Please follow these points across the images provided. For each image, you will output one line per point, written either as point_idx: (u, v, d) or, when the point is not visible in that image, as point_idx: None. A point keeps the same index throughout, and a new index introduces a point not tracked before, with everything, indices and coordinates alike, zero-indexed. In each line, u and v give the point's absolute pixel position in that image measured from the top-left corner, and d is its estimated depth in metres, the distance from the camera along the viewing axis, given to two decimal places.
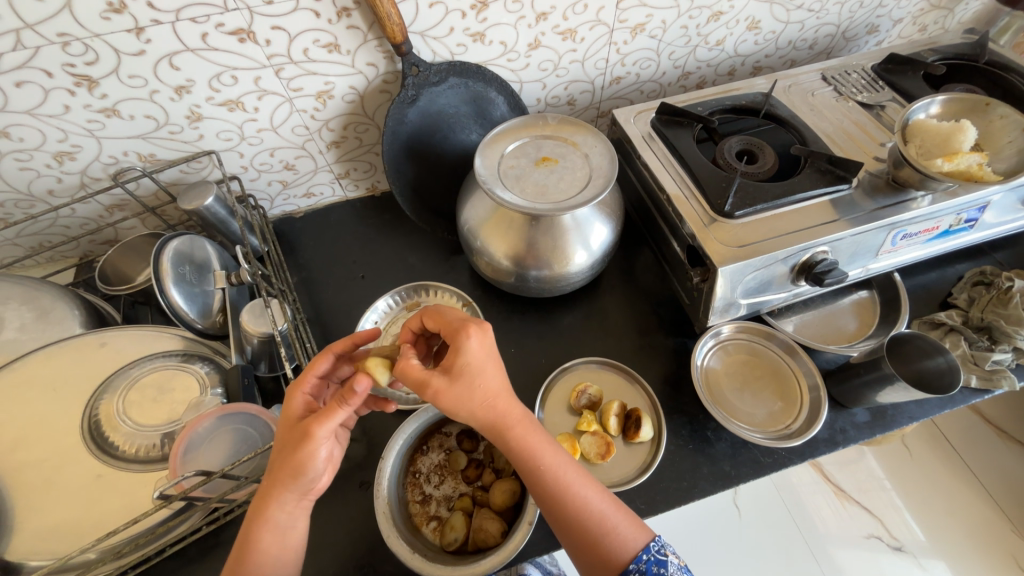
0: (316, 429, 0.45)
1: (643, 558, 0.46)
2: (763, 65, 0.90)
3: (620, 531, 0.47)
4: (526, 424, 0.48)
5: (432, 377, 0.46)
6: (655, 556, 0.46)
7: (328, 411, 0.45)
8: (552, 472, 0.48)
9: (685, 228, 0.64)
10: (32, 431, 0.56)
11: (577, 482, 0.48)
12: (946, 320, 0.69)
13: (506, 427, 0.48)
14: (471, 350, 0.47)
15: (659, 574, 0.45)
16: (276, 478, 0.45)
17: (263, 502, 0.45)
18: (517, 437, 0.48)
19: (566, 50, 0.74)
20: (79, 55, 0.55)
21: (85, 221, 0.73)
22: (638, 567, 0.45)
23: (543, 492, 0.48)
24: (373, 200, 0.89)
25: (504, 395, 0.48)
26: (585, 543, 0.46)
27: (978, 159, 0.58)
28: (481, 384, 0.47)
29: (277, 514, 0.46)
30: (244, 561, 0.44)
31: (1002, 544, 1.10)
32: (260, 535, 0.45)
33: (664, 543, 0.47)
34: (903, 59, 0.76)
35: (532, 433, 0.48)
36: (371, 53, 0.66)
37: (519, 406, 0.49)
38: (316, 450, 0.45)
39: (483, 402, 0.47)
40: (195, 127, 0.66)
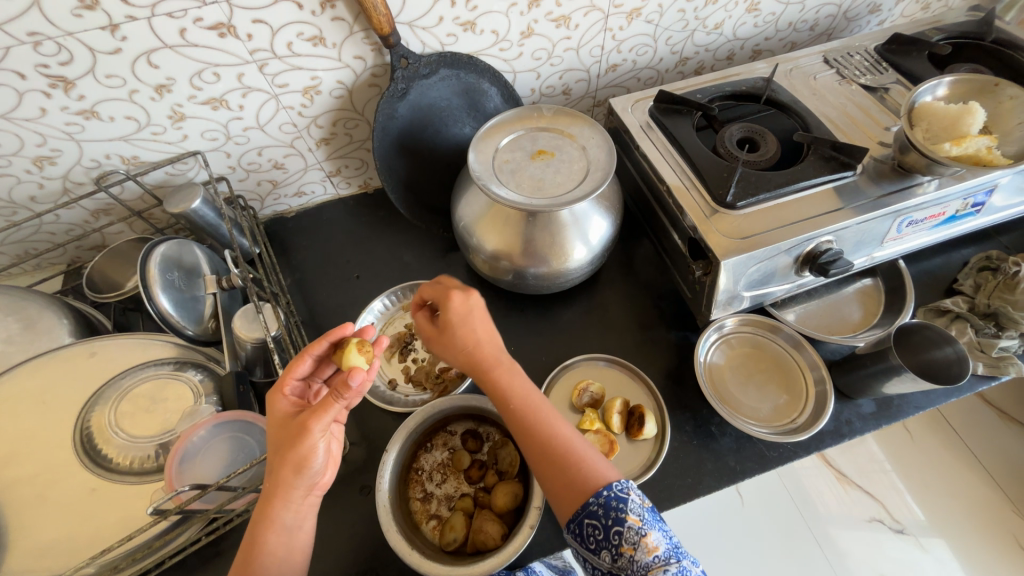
0: (312, 425, 0.44)
1: (603, 492, 0.44)
2: (763, 49, 0.88)
3: (588, 462, 0.46)
4: (509, 366, 0.52)
5: (426, 326, 0.56)
6: (614, 492, 0.44)
7: (324, 405, 0.44)
8: (522, 406, 0.50)
9: (686, 220, 0.62)
10: (26, 445, 0.55)
11: (549, 419, 0.50)
12: (952, 307, 0.68)
13: (483, 369, 0.52)
14: (457, 304, 0.53)
15: (617, 509, 0.43)
16: (277, 476, 0.44)
17: (264, 503, 0.44)
18: (493, 379, 0.52)
19: (560, 37, 0.72)
20: (52, 56, 0.52)
21: (70, 226, 0.71)
22: (598, 502, 0.43)
23: (515, 426, 0.50)
24: (366, 197, 0.87)
25: (487, 342, 0.53)
26: (550, 470, 0.47)
27: (988, 142, 0.55)
28: (463, 331, 0.53)
29: (283, 514, 0.45)
30: (251, 560, 0.43)
31: (1003, 523, 1.11)
32: (266, 537, 0.44)
33: (629, 484, 0.45)
34: (908, 39, 0.73)
35: (509, 375, 0.52)
36: (358, 46, 0.64)
37: (502, 352, 0.53)
38: (314, 444, 0.44)
39: (466, 345, 0.53)
40: (178, 127, 0.64)
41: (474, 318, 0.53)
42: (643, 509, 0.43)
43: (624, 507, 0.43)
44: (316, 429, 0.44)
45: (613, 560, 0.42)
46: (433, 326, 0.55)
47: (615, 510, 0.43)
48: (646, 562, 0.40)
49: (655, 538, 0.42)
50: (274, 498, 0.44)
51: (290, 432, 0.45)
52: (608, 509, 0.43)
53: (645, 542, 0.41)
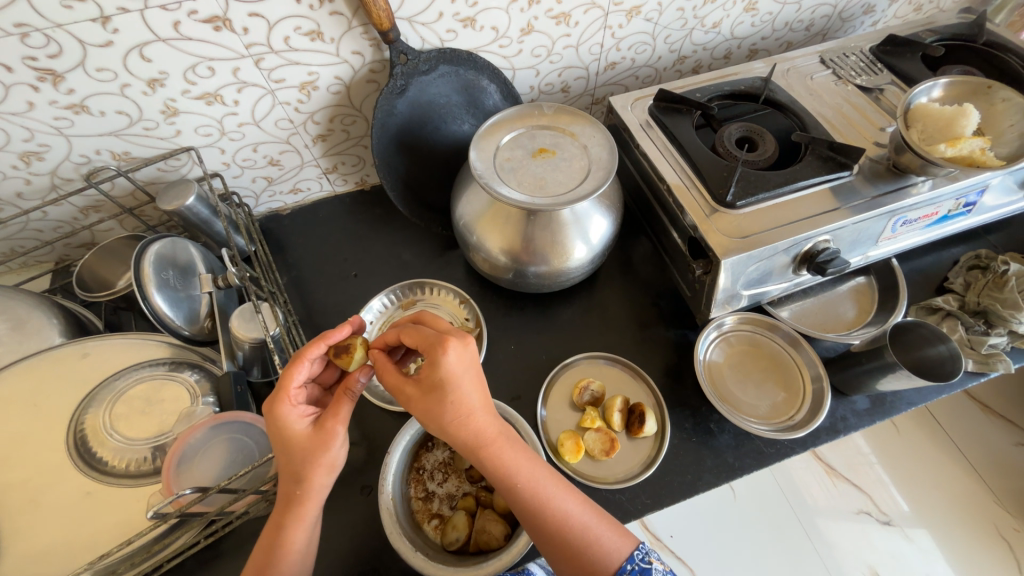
0: (334, 425, 0.46)
1: (626, 568, 0.45)
2: (759, 48, 0.89)
3: (603, 538, 0.46)
4: (501, 440, 0.47)
5: (406, 387, 0.48)
6: (638, 566, 0.45)
7: (340, 406, 0.47)
8: (526, 483, 0.46)
9: (686, 219, 0.62)
10: (16, 448, 0.54)
11: (556, 499, 0.47)
12: (943, 305, 0.69)
13: (479, 446, 0.46)
14: (449, 365, 0.46)
15: None
16: (299, 480, 0.45)
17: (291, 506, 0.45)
18: (491, 455, 0.46)
19: (560, 34, 0.71)
20: (40, 48, 0.51)
21: (59, 223, 0.69)
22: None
23: (520, 508, 0.46)
24: (363, 195, 0.86)
25: (480, 411, 0.47)
26: (567, 559, 0.45)
27: (982, 144, 0.57)
28: (456, 400, 0.46)
29: (313, 512, 0.45)
30: (278, 560, 0.44)
31: (986, 515, 1.14)
32: (294, 535, 0.44)
33: (647, 551, 0.46)
34: (902, 41, 0.74)
35: (507, 450, 0.47)
36: (356, 41, 0.63)
37: (495, 422, 0.48)
38: (339, 447, 0.46)
39: (458, 417, 0.46)
40: (171, 122, 0.63)
41: (467, 382, 0.47)
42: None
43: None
44: (338, 426, 0.46)
45: None
46: (415, 388, 0.47)
47: None
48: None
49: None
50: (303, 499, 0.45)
51: (311, 437, 0.46)
52: None
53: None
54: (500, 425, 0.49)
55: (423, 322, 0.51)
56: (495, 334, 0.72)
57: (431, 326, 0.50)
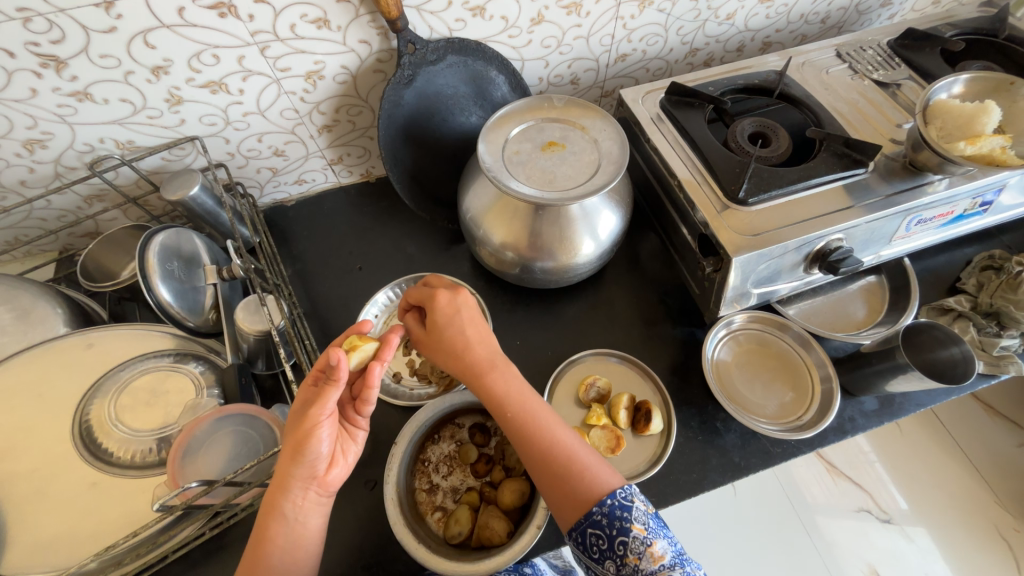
0: (311, 410, 0.45)
1: (608, 501, 0.44)
2: (773, 41, 0.87)
3: (591, 468, 0.46)
4: (500, 372, 0.51)
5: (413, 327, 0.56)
6: (620, 501, 0.44)
7: (322, 391, 0.45)
8: (516, 411, 0.49)
9: (697, 215, 0.61)
10: (21, 438, 0.54)
11: (549, 423, 0.49)
12: (955, 306, 0.68)
13: (478, 372, 0.51)
14: (443, 303, 0.53)
15: (622, 517, 0.43)
16: (282, 460, 0.46)
17: (273, 492, 0.46)
18: (488, 383, 0.50)
19: (571, 25, 0.70)
20: (43, 33, 0.50)
21: (62, 213, 0.69)
22: (601, 510, 0.43)
23: (513, 431, 0.49)
24: (368, 186, 0.85)
25: (479, 346, 0.52)
26: (550, 479, 0.46)
27: (1002, 142, 0.55)
28: (452, 334, 0.52)
29: (285, 504, 0.45)
30: (258, 553, 0.45)
31: (985, 514, 1.14)
32: (270, 525, 0.45)
33: (632, 490, 0.45)
34: (921, 35, 0.73)
35: (509, 379, 0.50)
36: (363, 30, 0.62)
37: (498, 355, 0.52)
38: (313, 431, 0.45)
39: (462, 345, 0.52)
40: (175, 111, 0.62)
41: (467, 319, 0.53)
42: (647, 517, 0.43)
43: (628, 515, 0.43)
44: (313, 413, 0.44)
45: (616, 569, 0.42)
46: (421, 330, 0.54)
47: (620, 519, 0.43)
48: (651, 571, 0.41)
49: (660, 547, 0.42)
50: (276, 488, 0.45)
51: (303, 412, 0.46)
52: (613, 518, 0.43)
53: (650, 552, 0.41)
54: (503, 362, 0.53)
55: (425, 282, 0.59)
56: (500, 330, 0.71)
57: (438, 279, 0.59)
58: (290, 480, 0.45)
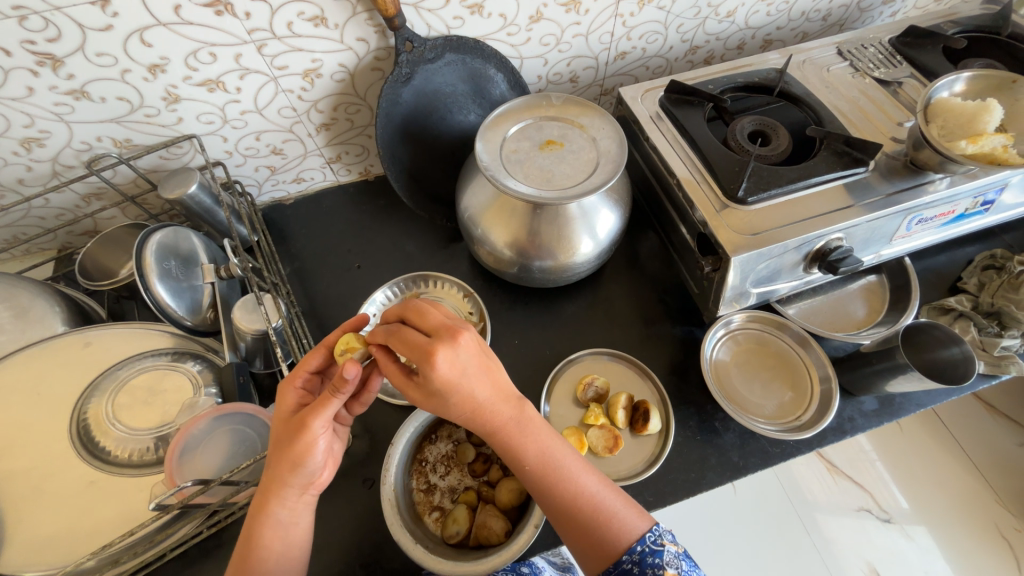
0: (312, 420, 0.44)
1: (637, 549, 0.44)
2: (774, 39, 0.86)
3: (617, 513, 0.46)
4: (517, 425, 0.47)
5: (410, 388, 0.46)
6: (650, 547, 0.44)
7: (324, 400, 0.45)
8: (538, 464, 0.47)
9: (696, 214, 0.61)
10: (19, 437, 0.54)
11: (572, 470, 0.47)
12: (955, 305, 0.68)
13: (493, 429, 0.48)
14: (441, 373, 0.43)
15: (653, 564, 0.43)
16: (276, 468, 0.45)
17: (264, 496, 0.45)
18: (504, 439, 0.47)
19: (570, 23, 0.70)
20: (39, 31, 0.50)
21: (60, 211, 0.69)
22: (632, 559, 0.43)
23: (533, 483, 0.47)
24: (366, 185, 0.85)
25: (490, 402, 0.46)
26: (575, 530, 0.45)
27: (1004, 141, 0.54)
28: (458, 399, 0.45)
29: (279, 509, 0.45)
30: (248, 558, 0.44)
31: (986, 514, 1.13)
32: (261, 531, 0.44)
33: (661, 533, 0.45)
34: (923, 32, 0.72)
35: (524, 428, 0.48)
36: (361, 28, 0.61)
37: (513, 401, 0.48)
38: (310, 442, 0.44)
39: (468, 404, 0.46)
40: (172, 109, 0.62)
41: (471, 375, 0.45)
42: (679, 562, 0.43)
43: (660, 561, 0.43)
44: (314, 421, 0.44)
45: None
46: (417, 391, 0.46)
47: (652, 566, 0.42)
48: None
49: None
50: (269, 494, 0.45)
51: (298, 428, 0.45)
52: (644, 567, 0.43)
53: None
54: (517, 405, 0.49)
55: (416, 312, 0.47)
56: (499, 329, 0.71)
57: (430, 316, 0.46)
58: (284, 486, 0.45)
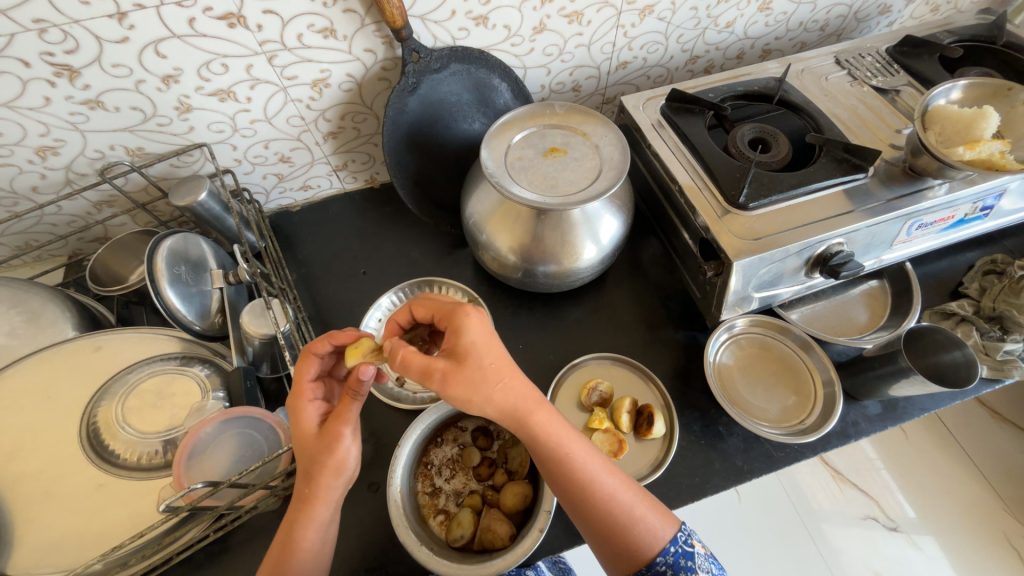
0: (342, 429, 0.45)
1: (671, 550, 0.44)
2: (773, 48, 0.88)
3: (643, 519, 0.45)
4: (545, 408, 0.47)
5: (436, 363, 0.45)
6: (682, 549, 0.45)
7: (344, 407, 0.46)
8: (570, 465, 0.46)
9: (698, 219, 0.62)
10: (30, 440, 0.54)
11: (597, 470, 0.47)
12: (957, 310, 0.68)
13: (526, 415, 0.46)
14: (472, 331, 0.46)
15: (687, 567, 0.44)
16: (316, 484, 0.46)
17: (306, 501, 0.46)
18: (535, 424, 0.46)
19: (572, 33, 0.71)
20: (57, 44, 0.51)
21: (72, 218, 0.70)
22: (666, 561, 0.44)
23: (566, 490, 0.46)
24: (372, 192, 0.86)
25: (516, 377, 0.47)
26: (610, 536, 0.45)
27: (1001, 147, 0.55)
28: (490, 365, 0.46)
29: (324, 511, 0.46)
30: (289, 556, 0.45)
31: (994, 522, 1.12)
32: (305, 532, 0.45)
33: (691, 533, 0.46)
34: (919, 42, 0.73)
35: (554, 420, 0.47)
36: (369, 39, 0.63)
37: (535, 390, 0.48)
38: (347, 447, 0.46)
39: (499, 383, 0.46)
40: (184, 118, 0.63)
41: (494, 343, 0.47)
42: (707, 564, 0.45)
43: (693, 565, 0.44)
44: (343, 430, 0.45)
45: None
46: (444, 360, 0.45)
47: (685, 568, 0.44)
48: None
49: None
50: (313, 497, 0.46)
51: (325, 438, 0.46)
52: (677, 568, 0.44)
53: None
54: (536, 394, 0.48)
55: (436, 299, 0.52)
56: (502, 333, 0.72)
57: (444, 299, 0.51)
58: (329, 492, 0.46)
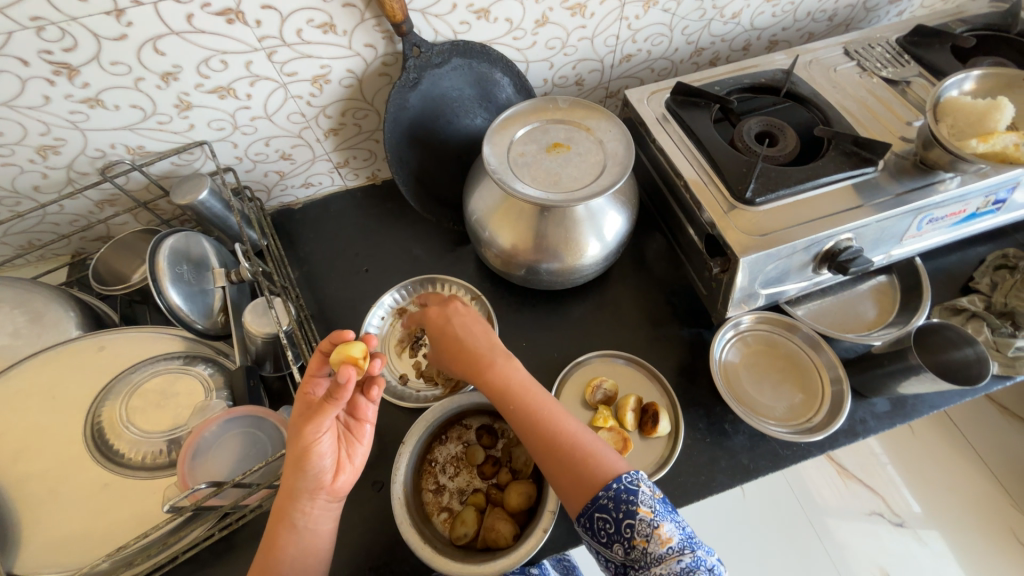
0: (309, 425, 0.44)
1: (614, 485, 0.44)
2: (780, 39, 0.86)
3: (596, 454, 0.47)
4: (506, 360, 0.53)
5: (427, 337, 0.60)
6: (625, 486, 0.44)
7: (321, 406, 0.44)
8: (524, 406, 0.50)
9: (703, 215, 0.61)
10: (36, 440, 0.55)
11: (552, 412, 0.50)
12: (968, 305, 0.67)
13: (487, 365, 0.53)
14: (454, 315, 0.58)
15: (628, 501, 0.43)
16: (286, 475, 0.46)
17: (280, 501, 0.46)
18: (495, 370, 0.53)
19: (575, 26, 0.70)
20: (55, 41, 0.51)
21: (75, 217, 0.70)
22: (608, 494, 0.44)
23: (524, 429, 0.50)
24: (374, 189, 0.86)
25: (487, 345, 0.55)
26: (562, 469, 0.47)
27: (1015, 139, 0.54)
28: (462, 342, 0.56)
29: (297, 514, 0.46)
30: (270, 558, 0.46)
31: (1002, 517, 1.11)
32: (279, 534, 0.46)
33: (637, 475, 0.45)
34: (930, 31, 0.72)
35: (513, 369, 0.53)
36: (369, 34, 0.62)
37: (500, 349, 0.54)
38: (315, 442, 0.45)
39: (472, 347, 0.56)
40: (184, 116, 0.63)
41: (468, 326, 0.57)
42: (654, 501, 0.43)
43: (634, 500, 0.43)
44: (310, 428, 0.44)
45: (627, 554, 0.43)
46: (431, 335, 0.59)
47: (626, 502, 0.43)
48: (659, 554, 0.41)
49: (668, 529, 0.42)
50: (285, 498, 0.46)
51: (296, 430, 0.45)
52: (619, 502, 0.43)
53: (657, 534, 0.41)
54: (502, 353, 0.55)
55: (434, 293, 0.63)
56: (505, 331, 0.71)
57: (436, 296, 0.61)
58: (297, 491, 0.46)
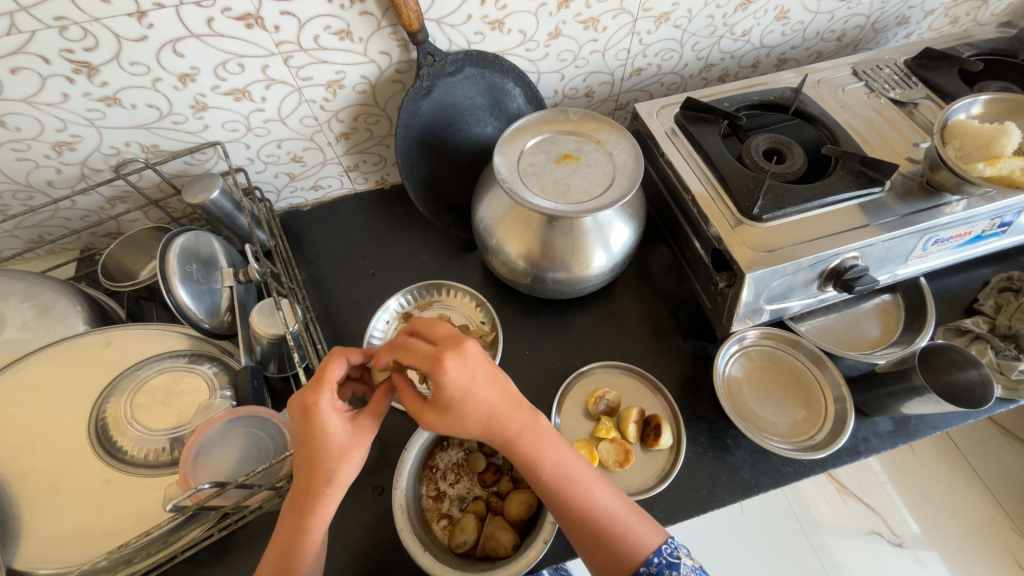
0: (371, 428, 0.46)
1: (654, 561, 0.44)
2: (789, 58, 0.87)
3: (631, 528, 0.46)
4: (532, 428, 0.47)
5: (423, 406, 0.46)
6: (667, 560, 0.44)
7: (379, 407, 0.47)
8: (555, 476, 0.47)
9: (710, 230, 0.61)
10: (39, 434, 0.55)
11: (584, 480, 0.47)
12: (972, 327, 0.67)
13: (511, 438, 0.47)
14: (451, 380, 0.44)
15: None
16: (318, 482, 0.43)
17: (307, 501, 0.43)
18: (521, 447, 0.47)
19: (588, 39, 0.71)
20: (77, 41, 0.52)
21: (86, 213, 0.71)
22: (649, 570, 0.44)
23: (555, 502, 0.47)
24: (382, 193, 0.86)
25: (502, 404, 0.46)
26: (597, 547, 0.45)
27: (1023, 164, 0.54)
28: (472, 406, 0.45)
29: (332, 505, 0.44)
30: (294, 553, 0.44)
31: (1001, 540, 1.10)
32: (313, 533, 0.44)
33: (677, 545, 0.46)
34: (938, 55, 0.73)
35: (544, 435, 0.48)
36: (384, 41, 0.63)
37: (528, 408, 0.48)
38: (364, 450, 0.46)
39: (489, 410, 0.46)
40: (199, 117, 0.63)
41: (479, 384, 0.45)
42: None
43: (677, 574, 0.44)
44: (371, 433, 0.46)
45: None
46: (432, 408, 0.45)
47: None
48: None
49: None
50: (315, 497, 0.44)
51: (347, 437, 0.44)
52: None
53: None
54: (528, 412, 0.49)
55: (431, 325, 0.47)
56: (509, 339, 0.71)
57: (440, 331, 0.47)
58: (332, 490, 0.44)
